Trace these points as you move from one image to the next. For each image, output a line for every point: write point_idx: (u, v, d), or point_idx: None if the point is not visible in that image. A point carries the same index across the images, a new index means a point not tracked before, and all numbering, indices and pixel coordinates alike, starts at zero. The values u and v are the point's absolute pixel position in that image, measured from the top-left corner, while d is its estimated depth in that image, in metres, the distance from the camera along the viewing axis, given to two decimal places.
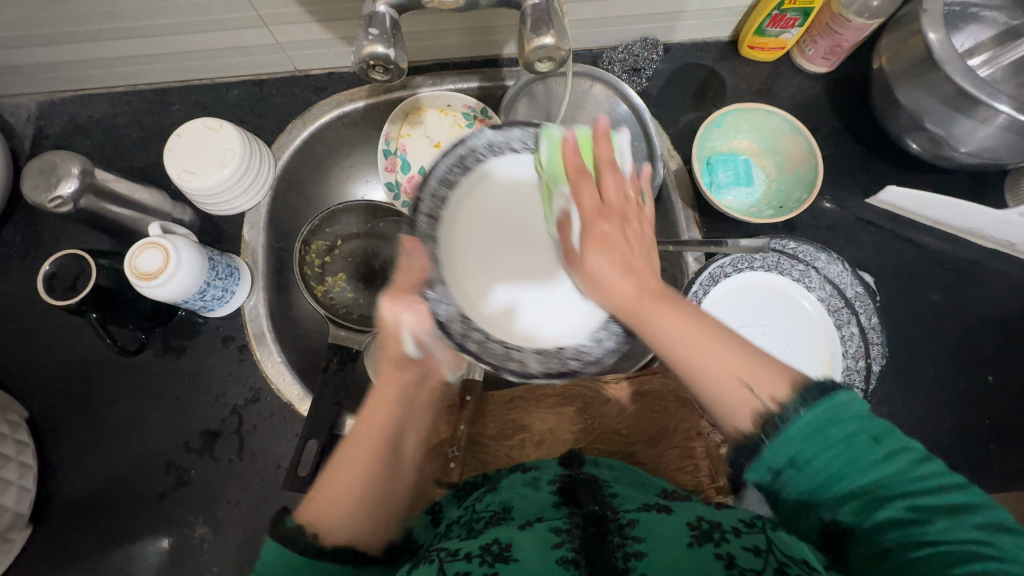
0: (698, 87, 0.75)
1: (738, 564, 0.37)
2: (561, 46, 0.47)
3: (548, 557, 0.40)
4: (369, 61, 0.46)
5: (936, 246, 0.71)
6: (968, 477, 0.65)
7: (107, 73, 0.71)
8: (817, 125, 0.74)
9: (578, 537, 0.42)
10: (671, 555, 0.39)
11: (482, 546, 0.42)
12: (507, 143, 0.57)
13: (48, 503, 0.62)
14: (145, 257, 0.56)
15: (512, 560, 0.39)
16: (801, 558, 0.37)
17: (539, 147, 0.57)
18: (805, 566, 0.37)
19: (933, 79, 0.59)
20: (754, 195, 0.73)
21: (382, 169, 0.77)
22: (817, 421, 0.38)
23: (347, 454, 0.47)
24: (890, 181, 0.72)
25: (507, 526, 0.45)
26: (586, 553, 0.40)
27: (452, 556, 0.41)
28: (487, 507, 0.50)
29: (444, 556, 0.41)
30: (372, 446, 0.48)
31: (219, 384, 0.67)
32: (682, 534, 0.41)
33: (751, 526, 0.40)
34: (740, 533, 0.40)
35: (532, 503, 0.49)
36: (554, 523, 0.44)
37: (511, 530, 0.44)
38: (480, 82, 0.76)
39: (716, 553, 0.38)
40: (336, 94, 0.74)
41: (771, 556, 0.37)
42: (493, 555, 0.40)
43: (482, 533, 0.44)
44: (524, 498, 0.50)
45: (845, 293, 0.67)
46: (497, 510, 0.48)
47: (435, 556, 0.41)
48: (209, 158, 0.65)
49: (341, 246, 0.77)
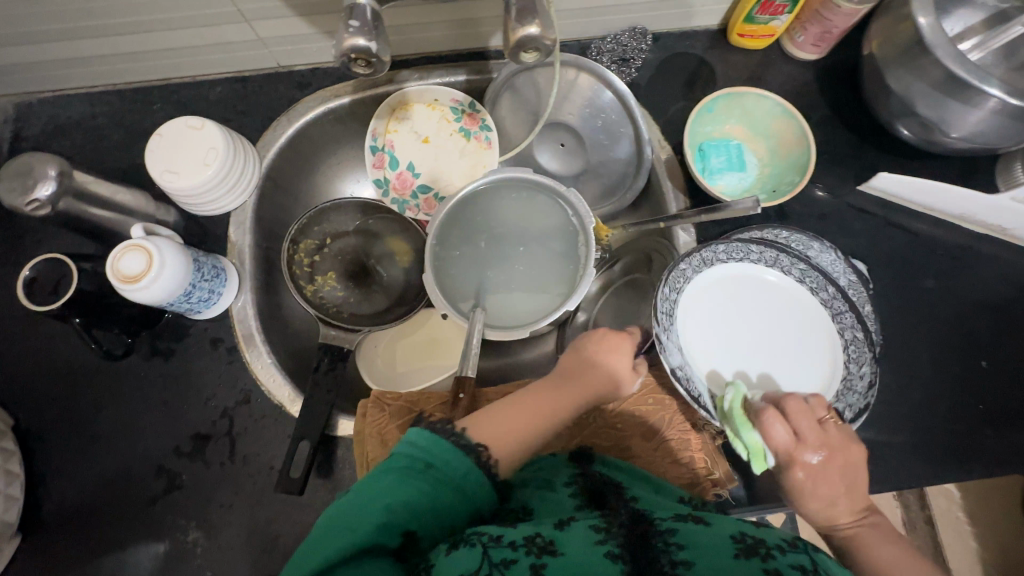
0: (688, 76, 0.74)
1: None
2: (546, 35, 0.46)
3: (595, 552, 0.40)
4: (350, 54, 0.45)
5: (928, 232, 0.71)
6: (963, 463, 0.65)
7: (85, 72, 0.69)
8: (808, 112, 0.73)
9: (620, 535, 0.42)
10: (719, 563, 0.39)
11: (524, 538, 0.41)
12: (712, 257, 0.64)
13: (37, 511, 0.62)
14: (127, 259, 0.55)
15: (560, 555, 0.39)
16: None
17: (741, 256, 0.65)
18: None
19: (923, 64, 0.59)
20: (746, 180, 0.72)
21: (370, 166, 0.76)
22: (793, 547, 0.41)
23: (535, 403, 0.52)
24: (882, 168, 0.72)
25: (540, 522, 0.44)
26: (630, 550, 0.41)
27: (495, 541, 0.40)
28: (505, 504, 0.50)
29: (486, 541, 0.40)
30: (567, 414, 0.52)
31: (208, 387, 0.66)
32: (727, 543, 0.41)
33: (795, 545, 0.41)
34: (784, 551, 0.40)
35: (555, 503, 0.49)
36: (591, 521, 0.44)
37: (548, 525, 0.43)
38: (467, 75, 0.74)
39: (764, 568, 0.38)
40: (321, 90, 0.73)
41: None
42: (538, 548, 0.40)
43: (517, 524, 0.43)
44: (546, 498, 0.50)
45: (840, 281, 0.67)
46: (518, 509, 0.48)
47: (476, 540, 0.40)
48: (191, 157, 0.63)
49: (331, 244, 0.77)
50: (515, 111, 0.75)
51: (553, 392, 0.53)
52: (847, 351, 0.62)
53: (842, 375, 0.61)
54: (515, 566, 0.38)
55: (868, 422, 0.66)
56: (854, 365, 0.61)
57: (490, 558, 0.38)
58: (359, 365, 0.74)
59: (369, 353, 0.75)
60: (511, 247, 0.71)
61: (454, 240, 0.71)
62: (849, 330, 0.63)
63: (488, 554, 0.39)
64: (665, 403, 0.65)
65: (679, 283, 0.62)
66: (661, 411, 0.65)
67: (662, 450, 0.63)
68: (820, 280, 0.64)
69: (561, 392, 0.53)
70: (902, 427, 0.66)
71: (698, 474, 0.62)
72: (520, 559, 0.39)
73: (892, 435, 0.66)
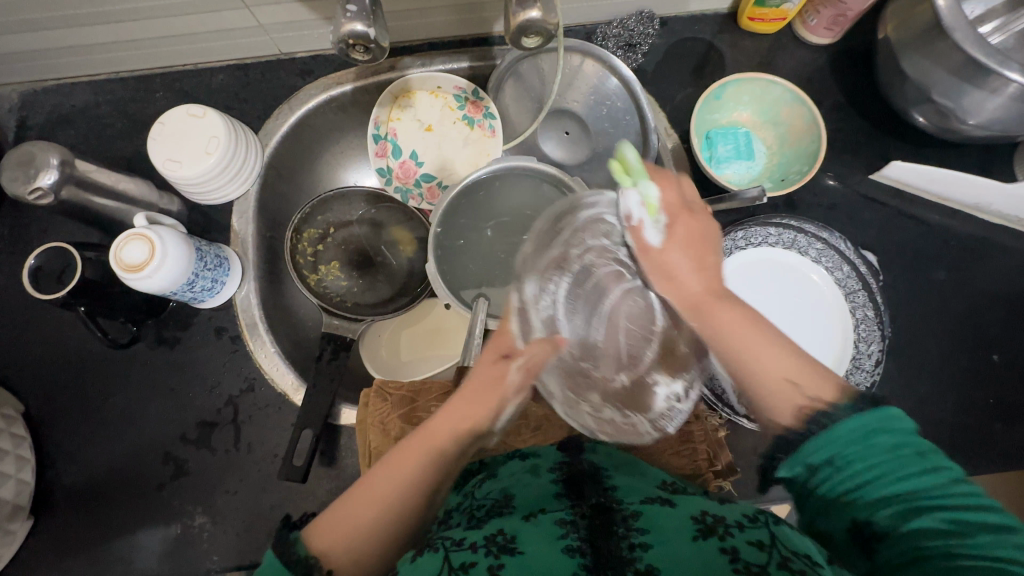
0: (696, 62, 0.73)
1: (741, 558, 0.37)
2: (548, 19, 0.45)
3: (555, 547, 0.41)
4: (348, 40, 0.44)
5: (941, 223, 0.69)
6: (970, 457, 0.64)
7: (87, 60, 0.69)
8: (820, 99, 0.71)
9: (584, 527, 0.43)
10: (676, 550, 0.39)
11: (486, 538, 0.42)
12: (734, 245, 0.66)
13: (48, 495, 0.63)
14: (129, 249, 0.55)
15: (518, 552, 0.40)
16: (804, 551, 0.38)
17: (761, 243, 0.66)
18: (807, 560, 0.37)
19: (941, 48, 0.56)
20: (754, 168, 0.70)
21: (372, 155, 0.75)
22: (863, 436, 0.36)
23: (376, 497, 0.43)
24: (896, 156, 0.70)
25: (510, 517, 0.45)
26: (592, 545, 0.41)
27: (458, 544, 0.41)
28: (486, 495, 0.49)
29: (448, 544, 0.41)
30: (409, 497, 0.44)
31: (214, 375, 0.66)
32: (687, 526, 0.41)
33: (754, 520, 0.40)
34: (744, 527, 0.40)
35: (531, 492, 0.49)
36: (558, 516, 0.44)
37: (515, 522, 0.44)
38: (470, 62, 0.73)
39: (721, 547, 0.38)
40: (323, 77, 0.72)
41: (774, 550, 0.38)
42: (499, 546, 0.41)
43: (486, 523, 0.44)
44: (523, 487, 0.50)
45: (861, 272, 0.65)
46: (496, 499, 0.48)
47: (439, 544, 0.41)
48: (194, 145, 0.63)
49: (334, 234, 0.76)
50: (519, 99, 0.74)
51: (403, 453, 0.46)
52: (859, 332, 0.63)
53: (854, 358, 0.63)
54: (474, 568, 0.39)
55: None
56: (864, 345, 0.63)
57: (450, 560, 0.39)
58: (363, 356, 0.74)
59: (373, 344, 0.75)
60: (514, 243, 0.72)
61: (461, 225, 0.71)
62: (861, 311, 0.64)
63: (449, 558, 0.39)
64: None
65: None
66: None
67: (665, 441, 0.63)
68: (837, 261, 0.66)
69: (407, 451, 0.46)
70: (910, 420, 0.65)
71: (701, 464, 0.61)
72: (480, 560, 0.39)
73: None
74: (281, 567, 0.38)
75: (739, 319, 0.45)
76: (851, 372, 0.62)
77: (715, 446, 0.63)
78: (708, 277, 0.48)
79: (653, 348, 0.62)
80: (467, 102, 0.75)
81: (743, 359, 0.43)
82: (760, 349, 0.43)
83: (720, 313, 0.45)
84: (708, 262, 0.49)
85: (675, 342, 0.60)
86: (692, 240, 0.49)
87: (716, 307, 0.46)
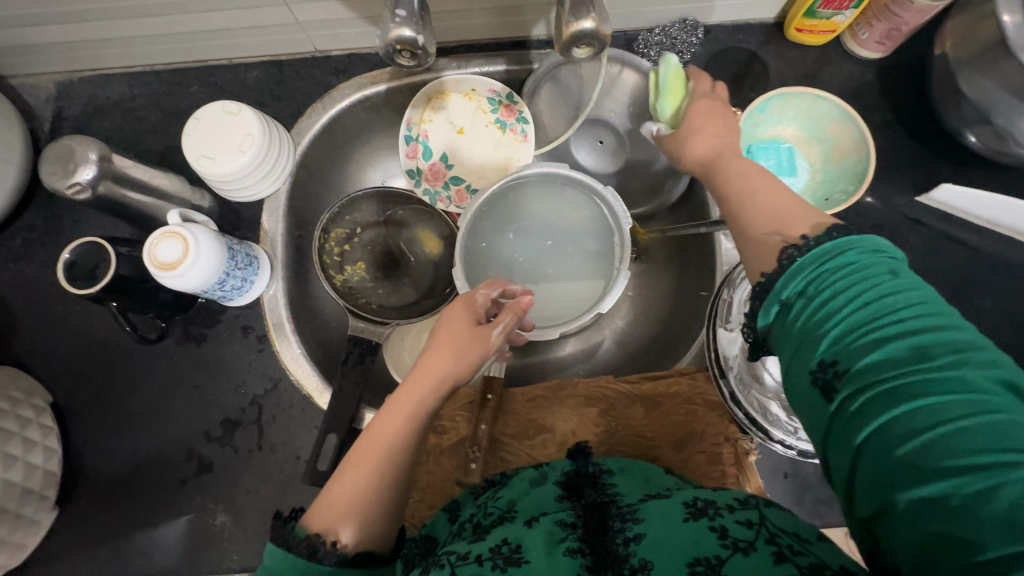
0: (739, 72, 0.71)
1: (730, 534, 0.36)
2: (601, 30, 0.43)
3: (555, 550, 0.40)
4: (395, 45, 0.43)
5: (990, 249, 0.67)
6: None
7: (124, 52, 0.69)
8: (867, 116, 0.69)
9: (580, 527, 0.43)
10: (667, 538, 0.37)
11: (492, 549, 0.41)
12: None
13: (74, 485, 0.63)
14: (163, 247, 0.55)
15: (524, 562, 0.39)
16: (793, 527, 0.36)
17: None
18: (795, 535, 0.35)
19: (1005, 68, 0.54)
20: (796, 185, 0.68)
21: (404, 155, 0.75)
22: (842, 259, 0.35)
23: (360, 465, 0.42)
24: (945, 178, 0.67)
25: (512, 524, 0.44)
26: (589, 544, 0.40)
27: (463, 559, 0.40)
28: (497, 503, 0.50)
29: (455, 559, 0.40)
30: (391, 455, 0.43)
31: (239, 373, 0.66)
32: (676, 512, 0.39)
33: (745, 502, 0.38)
34: (734, 508, 0.38)
35: (535, 498, 0.49)
36: (559, 518, 0.44)
37: (517, 529, 0.43)
38: (506, 65, 0.72)
39: (709, 525, 0.37)
40: (357, 76, 0.71)
41: (763, 528, 0.35)
42: (504, 557, 0.39)
43: (490, 534, 0.44)
44: (528, 496, 0.50)
45: None
46: (504, 509, 0.48)
47: (446, 559, 0.41)
48: (227, 142, 0.63)
49: (362, 234, 0.76)
50: (553, 106, 0.73)
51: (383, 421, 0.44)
52: None
53: None
54: None
55: None
56: None
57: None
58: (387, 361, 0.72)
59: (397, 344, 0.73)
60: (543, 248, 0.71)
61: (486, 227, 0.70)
62: None
63: (457, 572, 0.39)
64: (699, 414, 0.63)
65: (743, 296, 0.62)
66: (693, 422, 0.63)
67: (693, 462, 0.62)
68: None
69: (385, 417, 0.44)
70: None
71: (729, 487, 0.59)
72: (485, 573, 0.38)
73: None
74: (285, 555, 0.38)
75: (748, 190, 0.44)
76: None
77: (746, 470, 0.61)
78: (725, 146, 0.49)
79: None
80: (500, 106, 0.74)
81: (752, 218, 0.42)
82: (778, 205, 0.40)
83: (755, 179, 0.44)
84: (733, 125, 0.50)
85: None
86: (714, 108, 0.51)
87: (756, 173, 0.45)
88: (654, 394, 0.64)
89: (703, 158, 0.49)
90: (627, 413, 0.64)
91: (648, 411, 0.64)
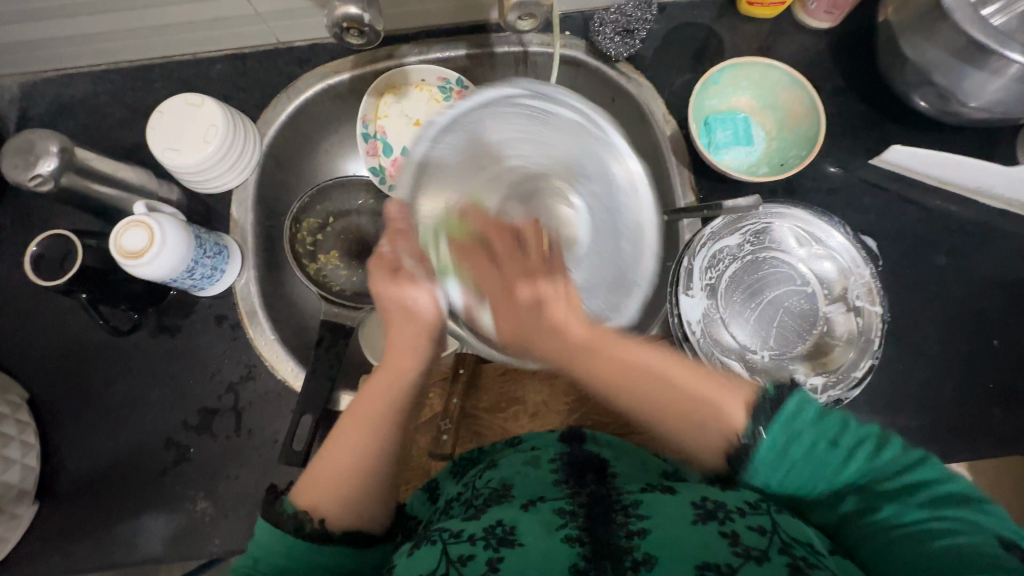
0: (695, 47, 0.72)
1: (742, 543, 0.38)
2: (539, 1, 0.48)
3: (553, 536, 0.41)
4: (342, 22, 0.46)
5: (942, 207, 0.69)
6: (969, 441, 0.64)
7: (85, 50, 0.69)
8: (820, 84, 0.71)
9: (583, 515, 0.43)
10: (676, 534, 0.39)
11: (484, 530, 0.41)
12: (730, 235, 0.65)
13: (53, 480, 0.64)
14: (130, 235, 0.56)
15: (518, 544, 0.40)
16: (804, 539, 0.39)
17: (758, 229, 0.66)
18: (808, 547, 0.38)
19: (941, 29, 0.56)
20: (754, 154, 0.70)
21: (364, 154, 0.76)
22: (779, 434, 0.41)
23: (343, 443, 0.48)
24: (896, 140, 0.69)
25: (510, 505, 0.45)
26: (590, 532, 0.41)
27: (455, 537, 0.41)
28: (487, 484, 0.50)
29: (446, 538, 0.41)
30: (366, 451, 0.48)
31: (214, 362, 0.67)
32: (685, 511, 0.41)
33: (756, 506, 0.41)
34: (744, 513, 0.40)
35: (532, 482, 0.49)
36: (558, 504, 0.44)
37: (513, 510, 0.44)
38: (467, 49, 0.72)
39: (720, 531, 0.39)
40: (319, 66, 0.72)
41: (775, 536, 0.38)
42: (497, 539, 0.40)
43: (483, 513, 0.44)
44: (525, 475, 0.50)
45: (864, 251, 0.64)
46: (497, 487, 0.49)
47: (437, 537, 0.42)
48: (191, 134, 0.63)
49: (334, 223, 0.77)
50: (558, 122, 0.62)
51: (364, 403, 0.50)
52: (861, 298, 0.63)
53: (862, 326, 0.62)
54: (472, 561, 0.39)
55: (872, 401, 0.65)
56: (870, 305, 0.63)
57: (447, 555, 0.39)
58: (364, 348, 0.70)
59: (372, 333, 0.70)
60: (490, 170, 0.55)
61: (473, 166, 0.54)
62: (860, 284, 0.63)
63: (447, 551, 0.40)
64: None
65: (701, 260, 0.64)
66: None
67: None
68: (842, 246, 0.64)
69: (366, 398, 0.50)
70: (910, 406, 0.65)
71: None
72: (478, 553, 0.39)
73: (899, 415, 0.64)
74: (273, 527, 0.43)
75: (573, 311, 0.49)
76: (863, 348, 0.62)
77: None
78: (588, 326, 0.49)
79: (807, 341, 0.65)
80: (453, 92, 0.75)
81: (645, 409, 0.48)
82: (625, 370, 0.48)
83: (637, 352, 0.49)
84: (565, 285, 0.50)
85: (828, 342, 0.64)
86: (576, 310, 0.49)
87: (633, 355, 0.49)
88: None
89: (586, 341, 0.49)
90: None
91: None
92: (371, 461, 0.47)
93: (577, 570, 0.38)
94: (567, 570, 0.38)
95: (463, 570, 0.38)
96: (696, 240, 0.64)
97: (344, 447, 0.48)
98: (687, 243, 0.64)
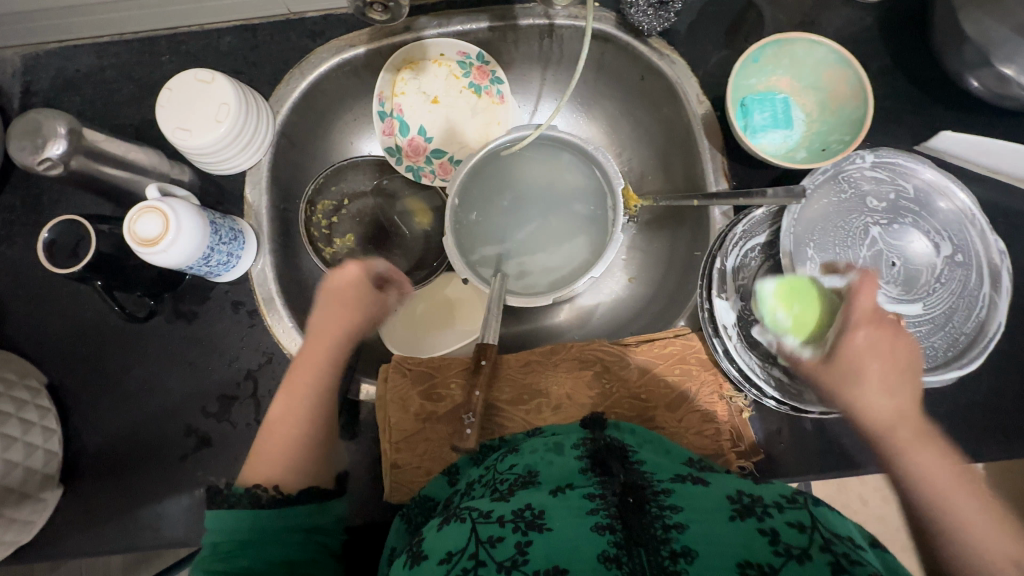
0: (733, 21, 0.68)
1: (781, 540, 0.37)
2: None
3: (583, 524, 0.40)
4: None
5: (988, 197, 0.65)
6: (1010, 443, 0.61)
7: (88, 20, 0.66)
8: (865, 63, 0.66)
9: (614, 504, 0.41)
10: (713, 530, 0.38)
11: (514, 512, 0.41)
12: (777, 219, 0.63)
13: (77, 463, 0.64)
14: (142, 223, 0.53)
15: (547, 529, 0.39)
16: (843, 536, 0.38)
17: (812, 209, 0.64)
18: (849, 543, 0.37)
19: None
20: (792, 138, 0.67)
21: (379, 133, 0.73)
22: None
23: (283, 415, 0.52)
24: (944, 125, 0.65)
25: (537, 490, 0.44)
26: (622, 521, 0.40)
27: (485, 518, 0.40)
28: (512, 468, 0.49)
29: (476, 517, 0.40)
30: (309, 404, 0.54)
31: (232, 349, 0.66)
32: (723, 506, 0.40)
33: (793, 501, 0.40)
34: (783, 509, 0.39)
35: (557, 465, 0.48)
36: (587, 490, 0.43)
37: (543, 495, 0.43)
38: (489, 21, 0.68)
39: (759, 528, 0.37)
40: (334, 39, 0.68)
41: (816, 532, 0.37)
42: (526, 522, 0.40)
43: (512, 496, 0.43)
44: (549, 460, 0.49)
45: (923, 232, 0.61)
46: (522, 472, 0.48)
47: (466, 516, 0.41)
48: (200, 113, 0.60)
49: (349, 206, 0.75)
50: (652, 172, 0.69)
51: (297, 376, 0.55)
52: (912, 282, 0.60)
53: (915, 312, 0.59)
54: (502, 542, 0.38)
55: None
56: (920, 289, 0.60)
57: (477, 534, 0.39)
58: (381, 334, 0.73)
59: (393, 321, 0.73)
60: (500, 198, 0.72)
61: (474, 202, 0.72)
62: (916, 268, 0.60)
63: (476, 530, 0.39)
64: (693, 373, 0.64)
65: (737, 248, 0.61)
66: (688, 380, 0.64)
67: (688, 421, 0.62)
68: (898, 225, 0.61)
69: (312, 344, 0.57)
70: (947, 405, 0.62)
71: (724, 445, 0.61)
72: (507, 536, 0.39)
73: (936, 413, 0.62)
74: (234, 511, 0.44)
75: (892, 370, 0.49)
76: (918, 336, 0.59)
77: (740, 427, 0.62)
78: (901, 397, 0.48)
79: None
80: (472, 68, 0.73)
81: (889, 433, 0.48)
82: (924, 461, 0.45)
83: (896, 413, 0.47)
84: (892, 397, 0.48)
85: None
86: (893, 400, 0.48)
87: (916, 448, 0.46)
88: (647, 355, 0.65)
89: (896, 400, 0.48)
90: (621, 375, 0.65)
91: (642, 371, 0.64)
92: (322, 407, 0.54)
93: (607, 558, 0.37)
94: (595, 559, 0.37)
95: (496, 551, 0.38)
96: (734, 227, 0.61)
97: (292, 404, 0.53)
98: (722, 232, 0.62)
